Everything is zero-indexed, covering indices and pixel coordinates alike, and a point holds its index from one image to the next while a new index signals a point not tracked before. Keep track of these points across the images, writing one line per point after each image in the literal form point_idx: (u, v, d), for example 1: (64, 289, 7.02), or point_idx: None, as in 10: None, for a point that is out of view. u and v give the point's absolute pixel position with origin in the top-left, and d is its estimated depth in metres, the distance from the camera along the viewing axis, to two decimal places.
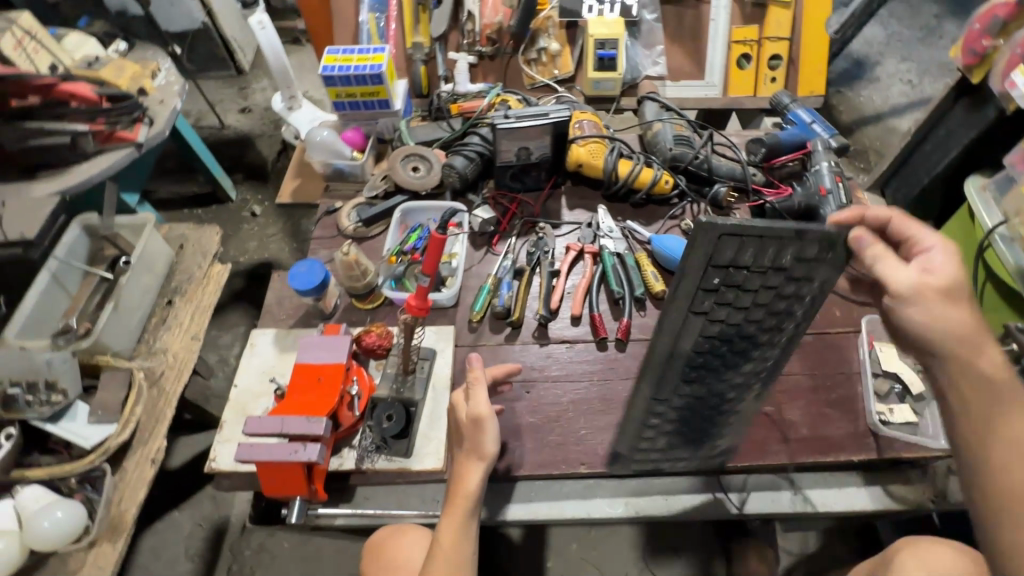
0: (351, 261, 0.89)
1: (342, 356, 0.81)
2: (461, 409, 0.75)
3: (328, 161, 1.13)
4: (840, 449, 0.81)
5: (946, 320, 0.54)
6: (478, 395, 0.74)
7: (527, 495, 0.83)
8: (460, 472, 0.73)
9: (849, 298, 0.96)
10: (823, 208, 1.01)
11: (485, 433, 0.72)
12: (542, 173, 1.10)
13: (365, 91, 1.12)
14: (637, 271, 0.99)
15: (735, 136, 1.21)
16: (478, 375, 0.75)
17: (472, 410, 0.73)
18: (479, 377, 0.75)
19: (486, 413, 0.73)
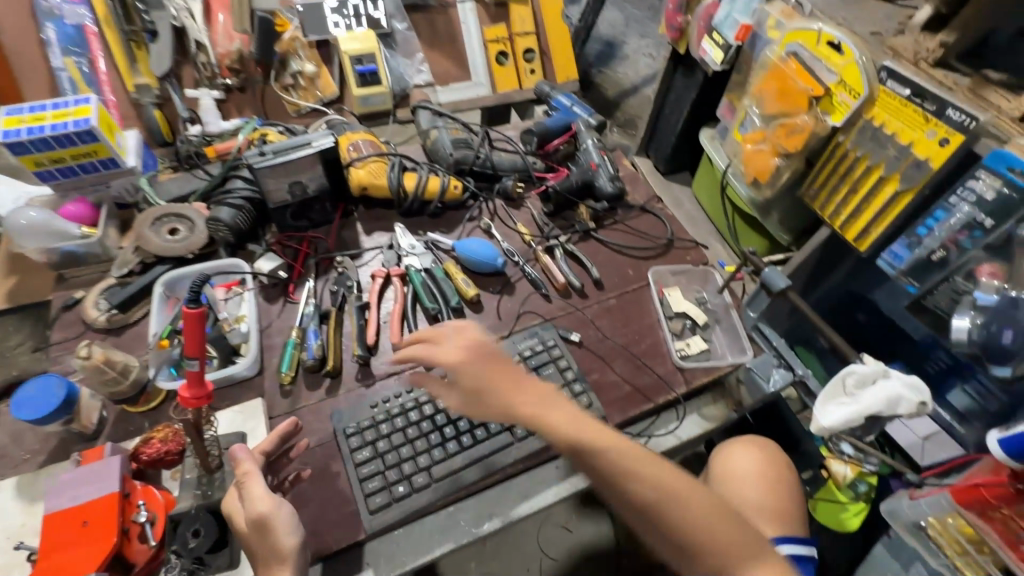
0: (99, 362, 0.73)
1: (114, 485, 0.65)
2: (237, 517, 0.64)
3: (49, 246, 0.91)
4: (661, 390, 0.89)
5: (575, 438, 0.59)
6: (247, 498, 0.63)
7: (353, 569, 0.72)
8: None
9: (635, 257, 1.07)
10: (596, 180, 1.11)
11: (276, 536, 0.62)
12: (327, 204, 1.02)
13: (75, 153, 0.91)
14: (448, 281, 0.98)
15: (511, 129, 1.27)
16: (249, 469, 0.64)
17: (249, 513, 0.62)
18: (249, 469, 0.64)
19: (268, 509, 0.62)
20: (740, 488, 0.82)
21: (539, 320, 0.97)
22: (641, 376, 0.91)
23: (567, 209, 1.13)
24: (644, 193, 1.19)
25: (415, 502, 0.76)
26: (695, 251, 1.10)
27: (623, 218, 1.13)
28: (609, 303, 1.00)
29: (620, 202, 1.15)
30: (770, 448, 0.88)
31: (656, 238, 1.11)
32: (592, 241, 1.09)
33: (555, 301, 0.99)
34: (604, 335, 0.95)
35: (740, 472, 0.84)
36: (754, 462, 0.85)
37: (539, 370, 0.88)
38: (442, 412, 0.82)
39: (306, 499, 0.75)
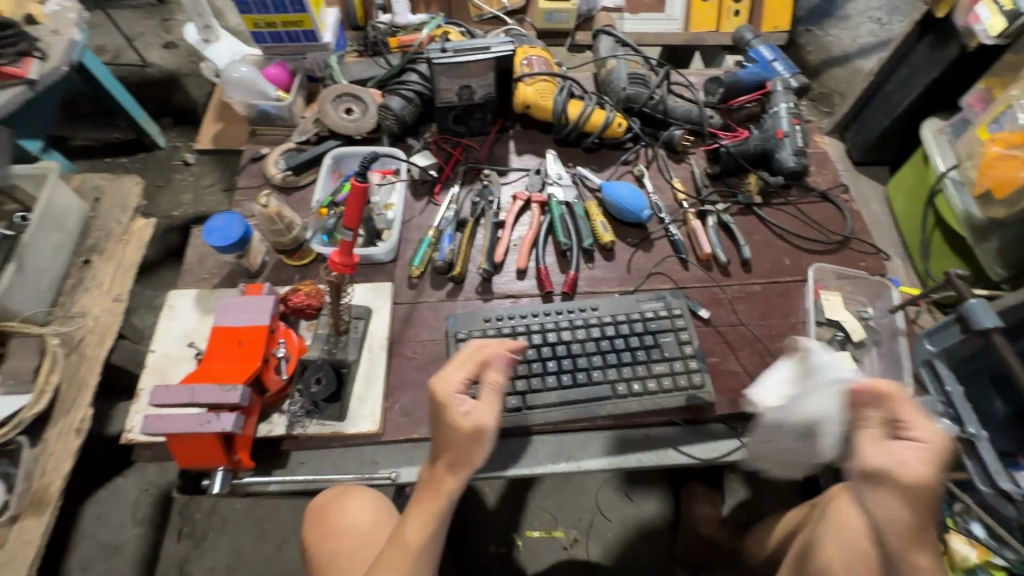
0: (272, 214, 0.81)
1: (265, 319, 0.75)
2: (456, 412, 0.61)
3: (249, 102, 1.02)
4: None
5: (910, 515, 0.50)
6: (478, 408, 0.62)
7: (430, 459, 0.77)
8: (438, 475, 0.62)
9: (798, 246, 0.94)
10: (778, 152, 0.98)
11: (481, 448, 0.61)
12: (487, 116, 1.02)
13: (286, 21, 0.99)
14: (586, 221, 0.94)
15: (694, 74, 1.14)
16: (496, 381, 0.65)
17: (475, 418, 0.61)
18: (499, 384, 0.65)
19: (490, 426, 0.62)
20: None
21: (668, 285, 0.91)
22: (765, 374, 0.83)
23: (733, 176, 1.02)
24: (831, 178, 1.03)
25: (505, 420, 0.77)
26: (874, 258, 0.94)
27: (795, 200, 0.99)
28: (752, 288, 0.90)
29: (797, 181, 1.00)
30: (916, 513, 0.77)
31: (829, 232, 0.96)
32: (751, 217, 0.97)
33: (693, 271, 0.92)
34: (737, 320, 0.87)
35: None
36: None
37: (656, 336, 0.83)
38: (548, 346, 0.82)
39: (407, 384, 0.81)
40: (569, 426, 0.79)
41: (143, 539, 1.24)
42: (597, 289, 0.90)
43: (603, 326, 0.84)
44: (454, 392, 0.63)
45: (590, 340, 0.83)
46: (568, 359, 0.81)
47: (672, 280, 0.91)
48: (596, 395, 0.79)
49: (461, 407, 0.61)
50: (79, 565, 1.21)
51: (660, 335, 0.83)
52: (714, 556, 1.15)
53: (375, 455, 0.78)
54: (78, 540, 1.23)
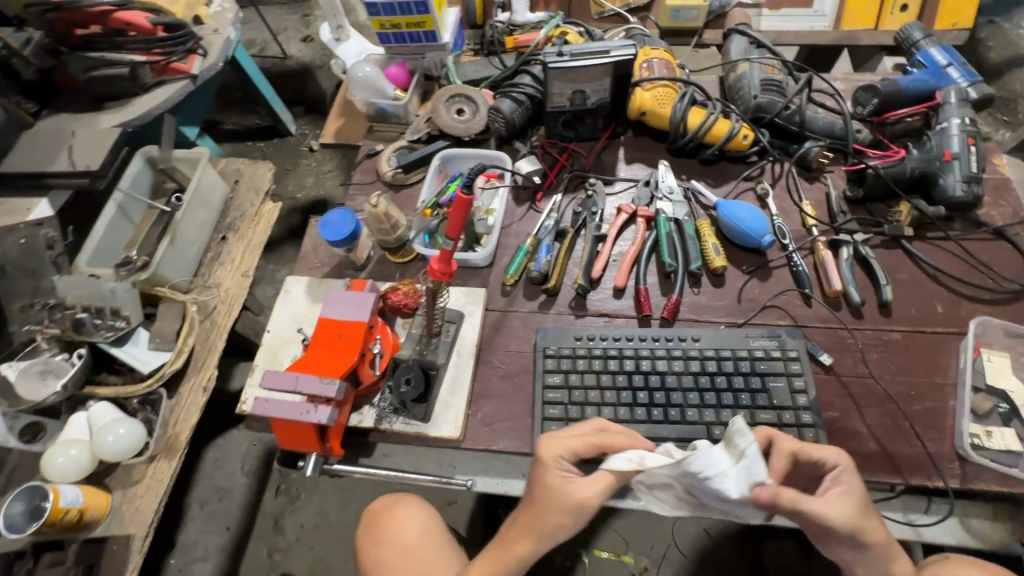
0: (380, 214, 0.85)
1: (365, 315, 0.78)
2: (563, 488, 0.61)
3: (370, 100, 1.07)
4: (917, 469, 0.69)
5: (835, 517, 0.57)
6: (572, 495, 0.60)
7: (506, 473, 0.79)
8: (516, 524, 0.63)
9: (957, 291, 0.80)
10: (941, 177, 0.84)
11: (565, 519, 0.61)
12: (599, 121, 0.97)
13: (409, 22, 1.02)
14: (696, 241, 0.87)
15: (841, 79, 1.00)
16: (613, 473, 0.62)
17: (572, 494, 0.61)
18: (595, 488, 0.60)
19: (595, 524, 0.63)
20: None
21: (785, 322, 0.81)
22: (897, 439, 0.71)
23: (878, 202, 0.88)
24: (1010, 212, 0.85)
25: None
26: None
27: (958, 236, 0.84)
28: (891, 336, 0.77)
29: (963, 214, 0.85)
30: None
31: (1001, 279, 0.80)
32: (898, 252, 0.83)
33: (817, 309, 0.81)
34: (866, 372, 0.75)
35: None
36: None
37: (765, 379, 0.75)
38: (641, 374, 0.77)
39: (491, 394, 0.81)
40: None
41: (248, 488, 1.39)
42: (701, 317, 0.83)
43: (703, 360, 0.77)
44: (563, 474, 0.62)
45: (688, 374, 0.77)
46: (660, 391, 0.76)
47: (790, 317, 0.81)
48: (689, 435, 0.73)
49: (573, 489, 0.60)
50: (197, 501, 1.38)
51: (771, 379, 0.75)
52: None
53: (454, 460, 0.81)
54: (197, 479, 1.41)
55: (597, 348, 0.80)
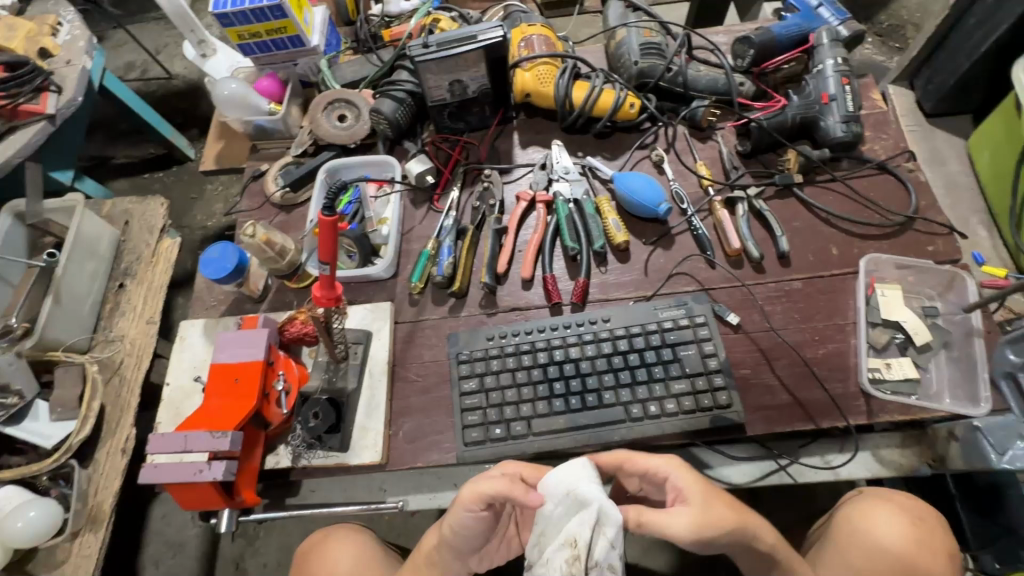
0: (261, 243, 0.79)
1: (259, 353, 0.73)
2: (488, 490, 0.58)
3: (244, 118, 0.99)
4: (826, 413, 0.71)
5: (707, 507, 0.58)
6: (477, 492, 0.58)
7: (436, 486, 0.77)
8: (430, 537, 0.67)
9: (849, 232, 0.81)
10: (822, 120, 0.84)
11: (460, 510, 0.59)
12: (486, 109, 0.94)
13: (269, 29, 0.94)
14: (597, 219, 0.85)
15: (721, 32, 0.99)
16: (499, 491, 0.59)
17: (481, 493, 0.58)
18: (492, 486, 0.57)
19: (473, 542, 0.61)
20: (871, 559, 0.70)
21: (692, 287, 0.81)
22: (805, 387, 0.72)
23: (769, 152, 0.88)
24: (891, 144, 0.87)
25: (508, 447, 0.73)
26: (945, 240, 0.79)
27: (845, 175, 0.85)
28: (792, 286, 0.78)
29: (848, 153, 0.86)
30: (927, 528, 0.72)
31: (888, 213, 0.82)
32: (792, 200, 0.84)
33: (721, 269, 0.81)
34: (771, 326, 0.76)
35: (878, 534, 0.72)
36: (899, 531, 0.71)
37: (676, 348, 0.75)
38: (555, 365, 0.76)
39: (410, 411, 0.78)
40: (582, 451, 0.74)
41: (202, 537, 1.33)
42: (610, 296, 0.82)
43: (615, 340, 0.76)
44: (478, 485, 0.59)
45: (601, 357, 0.76)
46: (576, 379, 0.75)
47: (696, 282, 0.81)
48: (608, 419, 0.72)
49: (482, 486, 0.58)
50: (151, 560, 1.32)
51: (681, 348, 0.75)
52: None
53: (383, 483, 0.77)
54: (147, 539, 1.34)
55: (509, 346, 0.78)
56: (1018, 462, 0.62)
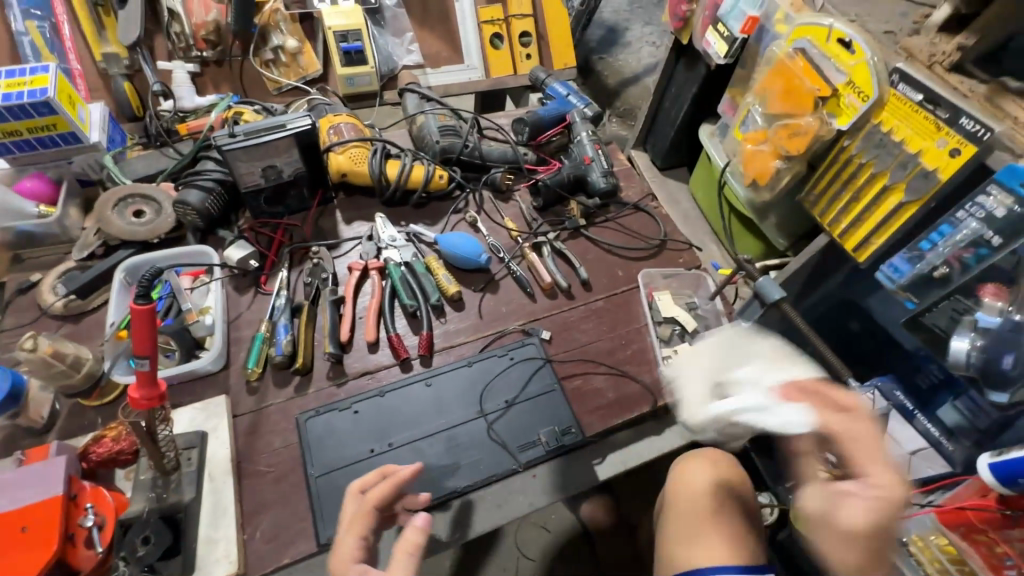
0: (48, 356, 0.68)
1: (57, 487, 0.61)
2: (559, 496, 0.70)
3: (5, 225, 0.85)
4: (644, 400, 0.86)
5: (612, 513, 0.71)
6: (353, 530, 0.58)
7: None
8: None
9: (626, 257, 1.03)
10: (588, 175, 1.07)
11: None
12: (304, 190, 0.97)
13: (32, 126, 0.85)
14: (429, 277, 0.93)
15: (503, 116, 1.22)
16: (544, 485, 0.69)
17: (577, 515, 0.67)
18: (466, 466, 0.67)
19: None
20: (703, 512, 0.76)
21: (522, 321, 0.92)
22: (628, 380, 0.88)
23: (557, 204, 1.09)
24: (639, 190, 1.15)
25: None
26: (688, 253, 1.06)
27: (615, 216, 1.09)
28: (596, 305, 0.96)
29: (613, 199, 1.10)
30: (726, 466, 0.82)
31: (648, 239, 1.07)
32: (582, 239, 1.04)
33: (541, 302, 0.95)
34: (586, 340, 0.91)
35: (692, 489, 0.79)
36: (714, 484, 0.78)
37: (513, 372, 0.85)
38: (409, 418, 0.79)
39: (266, 505, 0.72)
40: (450, 491, 0.74)
41: None
42: (454, 342, 0.89)
43: (461, 380, 0.84)
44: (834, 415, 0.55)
45: (451, 396, 0.82)
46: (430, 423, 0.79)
47: (523, 315, 0.93)
48: (469, 451, 0.77)
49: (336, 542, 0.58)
50: None
51: (519, 372, 0.85)
52: (634, 557, 1.18)
53: None
54: None
55: (361, 415, 0.79)
56: None
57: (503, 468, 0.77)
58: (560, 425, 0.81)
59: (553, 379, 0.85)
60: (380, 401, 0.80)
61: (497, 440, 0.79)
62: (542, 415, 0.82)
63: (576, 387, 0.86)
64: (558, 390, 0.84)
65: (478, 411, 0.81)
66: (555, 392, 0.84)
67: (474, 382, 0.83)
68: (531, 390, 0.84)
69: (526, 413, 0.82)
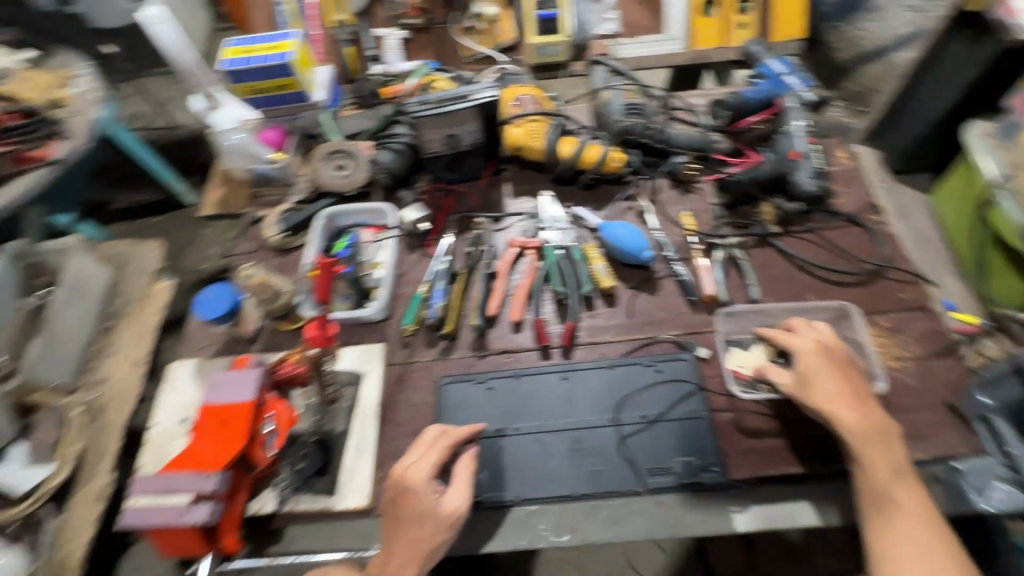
0: (258, 284, 0.82)
1: (249, 394, 0.73)
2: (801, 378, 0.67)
3: (247, 167, 1.04)
4: (813, 456, 0.71)
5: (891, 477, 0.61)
6: (428, 459, 0.62)
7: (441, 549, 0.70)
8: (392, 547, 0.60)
9: (824, 279, 0.85)
10: (793, 174, 0.89)
11: (442, 530, 0.59)
12: (479, 160, 0.98)
13: (277, 85, 1.02)
14: (584, 265, 0.88)
15: (698, 95, 1.08)
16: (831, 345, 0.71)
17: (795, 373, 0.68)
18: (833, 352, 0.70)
19: (463, 511, 0.61)
20: None
21: (677, 332, 0.83)
22: (794, 432, 0.73)
23: (745, 204, 0.94)
24: (858, 199, 0.93)
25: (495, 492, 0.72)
26: (914, 287, 0.83)
27: (818, 227, 0.90)
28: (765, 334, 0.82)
29: (819, 206, 0.91)
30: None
31: (859, 262, 0.86)
32: (770, 250, 0.89)
33: (702, 314, 0.84)
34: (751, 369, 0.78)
35: None
36: None
37: (656, 386, 0.78)
38: (537, 408, 0.78)
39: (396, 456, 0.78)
40: (568, 494, 0.72)
41: None
42: (598, 339, 0.84)
43: (599, 381, 0.79)
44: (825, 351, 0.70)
45: (585, 396, 0.78)
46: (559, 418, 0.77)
47: (679, 325, 0.84)
48: (593, 458, 0.74)
49: (408, 457, 0.64)
50: None
51: (662, 386, 0.78)
52: None
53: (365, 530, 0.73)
54: None
55: (492, 392, 0.80)
56: (998, 503, 0.64)
57: (625, 486, 0.72)
58: (699, 458, 0.72)
59: (702, 407, 0.76)
60: (515, 383, 0.80)
61: (625, 456, 0.73)
62: (681, 441, 0.74)
63: (728, 419, 0.75)
64: (707, 416, 0.75)
65: (611, 419, 0.76)
66: (700, 418, 0.75)
67: (612, 388, 0.78)
68: (674, 412, 0.76)
69: (661, 435, 0.74)
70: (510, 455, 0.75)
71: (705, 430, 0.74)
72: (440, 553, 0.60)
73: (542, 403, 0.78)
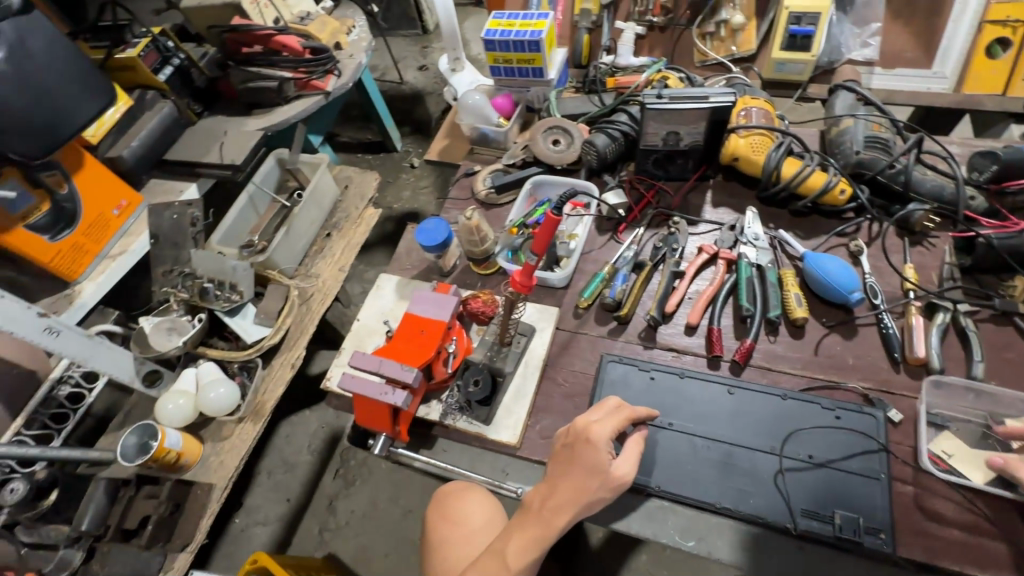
0: (473, 226, 0.92)
1: (445, 315, 0.84)
2: None
3: (475, 125, 1.15)
4: (1001, 566, 0.63)
5: None
6: (611, 422, 0.66)
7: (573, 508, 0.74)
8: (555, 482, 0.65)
9: None
10: None
11: (605, 484, 0.63)
12: (690, 162, 1.00)
13: (521, 58, 1.11)
14: (777, 290, 0.85)
15: (955, 143, 0.97)
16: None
17: None
18: None
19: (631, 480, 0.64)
20: None
21: (867, 385, 0.77)
22: (987, 533, 0.65)
23: (991, 274, 0.83)
24: None
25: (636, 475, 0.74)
26: None
27: None
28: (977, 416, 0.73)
29: None
30: None
31: None
32: (1009, 329, 0.78)
33: (903, 376, 0.77)
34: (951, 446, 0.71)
35: None
36: None
37: (832, 431, 0.73)
38: (695, 411, 0.78)
39: (548, 411, 0.83)
40: (709, 503, 0.71)
41: (311, 466, 1.46)
42: (775, 366, 0.81)
43: (768, 406, 0.77)
44: None
45: (750, 416, 0.76)
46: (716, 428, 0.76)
47: (871, 378, 0.78)
48: (744, 477, 0.72)
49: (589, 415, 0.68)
50: (266, 470, 1.46)
51: (840, 433, 0.73)
52: None
53: (506, 466, 0.79)
54: (269, 451, 1.49)
55: (653, 383, 0.81)
56: None
57: (774, 517, 0.69)
58: (866, 519, 0.67)
59: (882, 469, 0.70)
60: (677, 381, 0.81)
61: (780, 488, 0.71)
62: (848, 495, 0.69)
63: (908, 492, 0.69)
64: (885, 480, 0.69)
65: (773, 448, 0.73)
66: (876, 480, 0.69)
67: (781, 417, 0.75)
68: (846, 463, 0.71)
69: (826, 481, 0.70)
70: (658, 446, 0.76)
71: (880, 495, 0.68)
72: (593, 508, 0.64)
73: (703, 408, 0.78)
